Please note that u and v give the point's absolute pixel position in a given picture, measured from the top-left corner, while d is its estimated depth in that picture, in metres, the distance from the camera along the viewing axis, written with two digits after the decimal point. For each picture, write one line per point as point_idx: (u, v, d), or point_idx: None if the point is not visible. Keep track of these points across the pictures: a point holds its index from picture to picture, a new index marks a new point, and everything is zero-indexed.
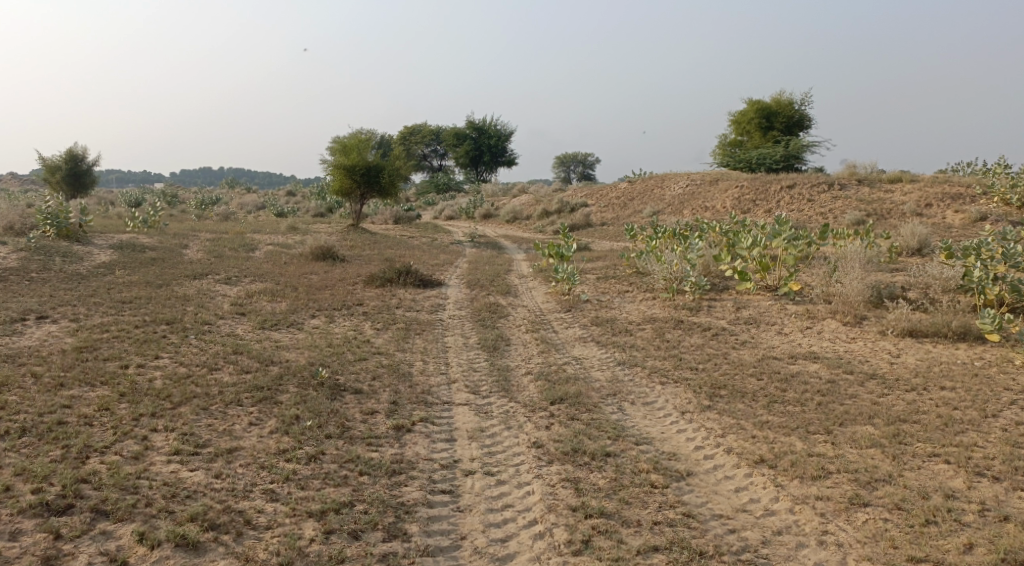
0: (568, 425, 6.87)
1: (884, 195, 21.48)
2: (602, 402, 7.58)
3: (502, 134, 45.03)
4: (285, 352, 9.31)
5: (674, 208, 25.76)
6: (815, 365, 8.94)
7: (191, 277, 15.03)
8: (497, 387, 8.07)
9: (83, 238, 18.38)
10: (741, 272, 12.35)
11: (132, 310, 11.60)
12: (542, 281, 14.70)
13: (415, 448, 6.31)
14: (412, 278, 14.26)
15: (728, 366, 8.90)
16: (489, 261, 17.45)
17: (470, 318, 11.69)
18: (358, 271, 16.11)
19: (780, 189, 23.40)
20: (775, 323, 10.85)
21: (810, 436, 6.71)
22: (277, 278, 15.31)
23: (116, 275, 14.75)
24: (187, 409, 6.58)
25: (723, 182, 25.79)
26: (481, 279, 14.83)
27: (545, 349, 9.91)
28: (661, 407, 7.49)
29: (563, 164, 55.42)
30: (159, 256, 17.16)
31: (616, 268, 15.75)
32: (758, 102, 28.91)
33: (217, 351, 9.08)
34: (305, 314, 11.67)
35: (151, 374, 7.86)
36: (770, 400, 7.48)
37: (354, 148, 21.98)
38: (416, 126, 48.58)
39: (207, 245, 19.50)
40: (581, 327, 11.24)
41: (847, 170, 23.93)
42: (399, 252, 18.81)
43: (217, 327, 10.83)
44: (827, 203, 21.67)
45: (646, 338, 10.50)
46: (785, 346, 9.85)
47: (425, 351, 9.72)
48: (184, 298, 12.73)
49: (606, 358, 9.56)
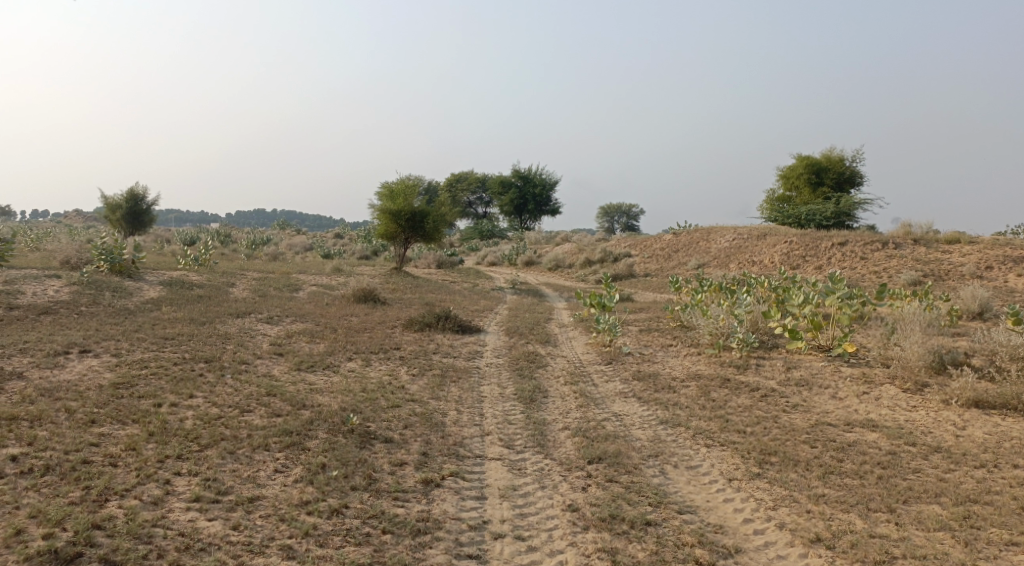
0: (606, 488, 6.49)
1: (941, 255, 20.78)
2: (644, 463, 7.18)
3: (548, 183, 45.12)
4: (319, 395, 9.11)
5: (721, 261, 25.29)
6: (873, 434, 8.43)
7: (234, 315, 15.02)
8: (534, 442, 7.73)
9: (134, 273, 18.61)
10: (792, 330, 11.89)
11: (173, 346, 11.55)
12: (584, 332, 14.37)
13: (443, 506, 5.99)
14: (452, 324, 14.04)
15: (778, 430, 8.44)
16: (530, 309, 17.20)
17: (509, 367, 11.40)
18: (398, 314, 15.97)
19: (832, 246, 22.83)
20: (828, 386, 10.35)
21: (870, 514, 6.24)
22: (318, 318, 15.22)
23: (161, 310, 14.82)
24: (213, 451, 6.37)
25: (772, 237, 25.29)
26: (521, 327, 14.56)
27: (584, 403, 9.54)
28: (707, 472, 7.08)
29: (608, 215, 55.29)
30: (206, 294, 17.25)
31: (660, 321, 15.36)
32: (809, 157, 28.48)
33: (252, 391, 8.91)
34: (342, 357, 11.50)
35: (183, 413, 7.70)
36: (825, 470, 7.02)
37: (401, 193, 22.06)
38: (464, 172, 48.97)
39: (253, 283, 19.60)
40: (623, 381, 10.86)
41: (902, 229, 23.29)
42: (440, 297, 18.68)
43: (254, 366, 10.70)
44: (882, 262, 21.05)
45: (691, 395, 10.07)
46: (839, 412, 9.35)
47: (461, 400, 9.42)
48: (225, 336, 12.67)
49: (648, 415, 9.16)
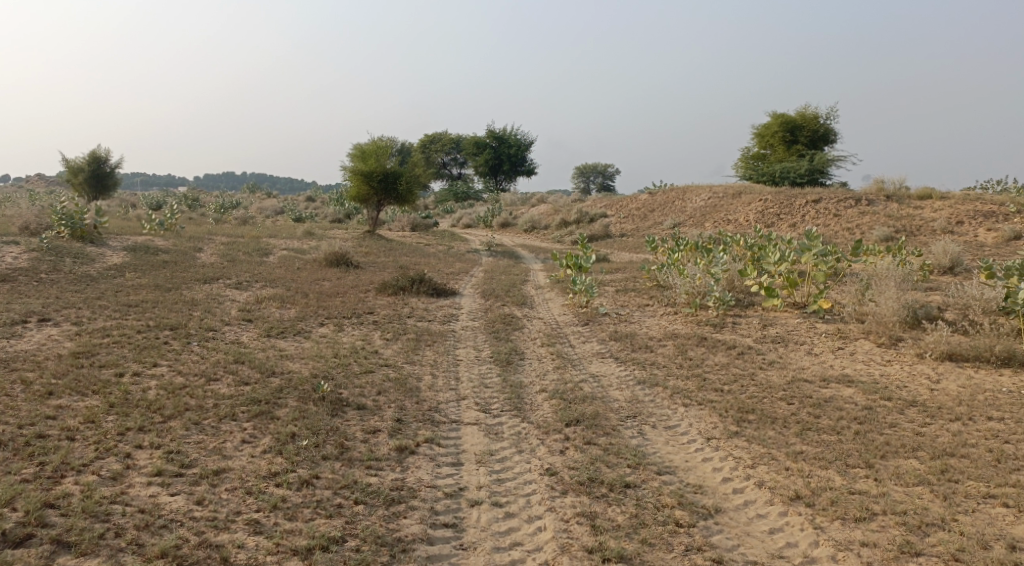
0: (584, 451, 6.38)
1: (913, 211, 20.83)
2: (621, 424, 7.08)
3: (523, 143, 44.67)
4: (289, 362, 8.90)
5: (696, 220, 25.21)
6: (849, 389, 8.39)
7: (201, 280, 14.69)
8: (510, 406, 7.59)
9: (98, 239, 18.13)
10: (768, 288, 11.83)
11: (137, 314, 11.25)
12: (560, 293, 14.24)
13: (418, 474, 5.85)
14: (426, 287, 13.83)
15: (755, 388, 8.38)
16: (505, 270, 17.02)
17: (484, 330, 11.24)
18: (371, 278, 15.72)
19: (806, 203, 22.80)
20: (803, 342, 10.31)
21: (849, 470, 6.18)
22: (289, 283, 14.93)
23: (126, 277, 14.44)
24: (177, 423, 6.16)
25: (746, 195, 25.22)
26: (496, 289, 14.39)
27: (561, 365, 9.43)
28: (685, 432, 6.99)
29: (583, 175, 55.00)
30: (172, 259, 16.85)
31: (636, 281, 15.26)
32: (783, 115, 28.33)
33: (219, 359, 8.68)
34: (314, 322, 11.27)
35: (146, 383, 7.46)
36: (802, 427, 6.95)
37: (373, 154, 21.63)
38: (437, 133, 48.31)
39: (222, 248, 19.21)
40: (600, 341, 10.75)
41: (875, 186, 23.30)
42: (414, 260, 18.42)
43: (221, 334, 10.44)
44: (855, 218, 21.06)
45: (668, 355, 9.99)
46: (816, 368, 9.31)
47: (435, 364, 9.26)
48: (192, 302, 12.37)
49: (625, 376, 9.06)
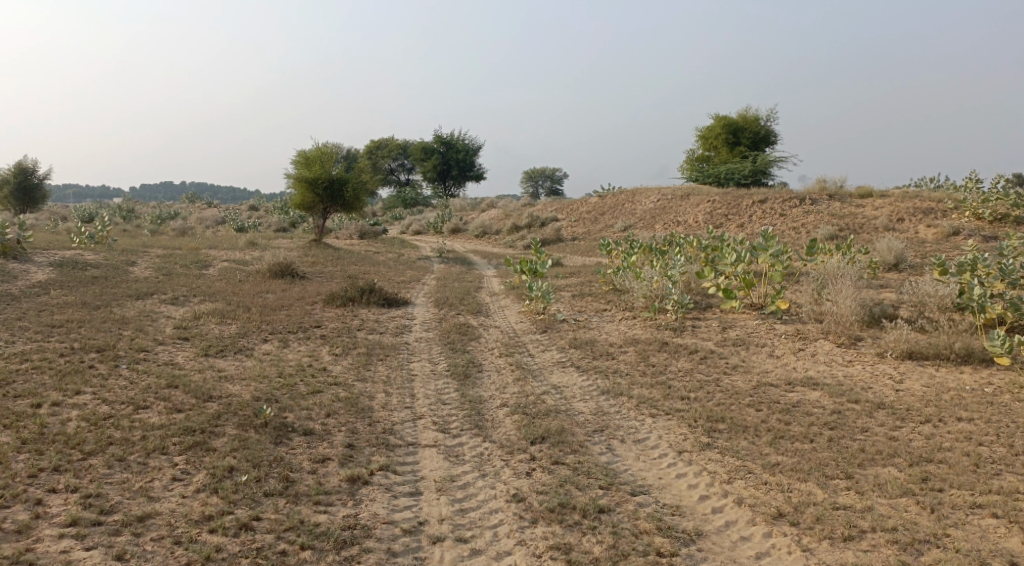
0: (552, 472, 5.91)
1: (855, 209, 20.93)
2: (589, 440, 6.63)
3: (470, 148, 44.21)
4: (229, 384, 8.26)
5: (645, 222, 25.03)
6: (816, 392, 8.05)
7: (134, 296, 13.88)
8: (470, 424, 7.09)
9: (21, 255, 17.11)
10: (726, 290, 11.53)
11: (62, 336, 10.47)
12: (515, 300, 13.79)
13: (372, 508, 5.32)
14: (376, 297, 13.25)
15: (723, 394, 8.02)
16: (458, 277, 16.50)
17: (438, 341, 10.72)
18: (317, 289, 15.07)
19: (753, 203, 22.81)
20: (765, 345, 10.02)
21: (829, 482, 5.81)
22: (229, 297, 14.22)
23: (52, 295, 13.57)
24: (98, 462, 5.52)
25: (695, 197, 25.14)
26: (449, 298, 13.88)
27: (521, 377, 8.97)
28: (654, 444, 6.55)
29: (531, 179, 54.79)
30: (103, 274, 15.95)
31: (591, 285, 14.91)
32: (725, 117, 28.42)
33: (149, 385, 8.05)
34: (256, 339, 10.61)
35: (67, 415, 6.79)
36: (775, 434, 6.56)
37: (317, 160, 20.92)
38: (384, 139, 47.52)
39: (157, 261, 18.31)
40: (560, 350, 10.32)
41: (818, 185, 23.41)
42: (362, 269, 17.79)
43: (154, 355, 9.75)
44: (800, 218, 21.06)
45: (630, 362, 9.61)
46: (780, 371, 9.01)
47: (388, 380, 8.71)
48: (123, 320, 11.61)
49: (588, 386, 8.64)
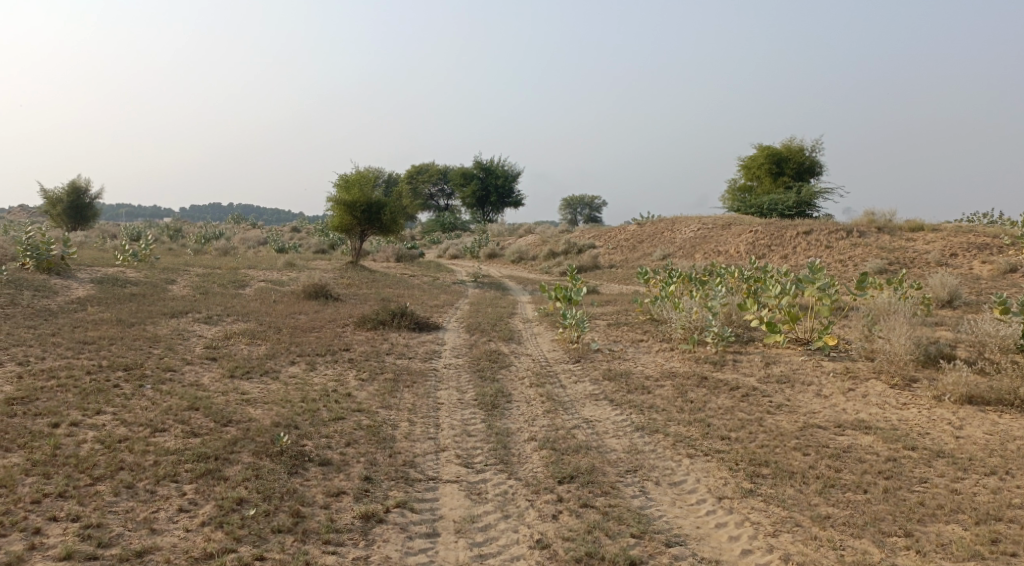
0: (581, 516, 5.54)
1: (905, 243, 20.24)
2: (621, 481, 6.24)
3: (510, 174, 44.15)
4: (251, 407, 8.04)
5: (686, 251, 24.55)
6: (868, 437, 7.56)
7: (169, 314, 13.84)
8: (495, 459, 6.75)
9: (64, 271, 17.25)
10: (769, 324, 11.04)
11: (91, 353, 10.39)
12: (548, 327, 13.45)
13: (385, 551, 5.03)
14: (408, 321, 13.01)
15: (766, 435, 7.57)
16: (492, 303, 16.22)
17: (468, 368, 10.42)
18: (350, 312, 14.91)
19: (797, 234, 22.22)
20: (811, 383, 9.53)
21: (886, 540, 5.35)
22: (262, 317, 14.10)
23: (88, 311, 13.59)
24: (105, 488, 5.32)
25: (737, 226, 24.62)
26: (482, 323, 13.59)
27: (551, 409, 8.60)
28: (691, 488, 6.15)
29: (570, 206, 54.57)
30: (141, 292, 15.99)
31: (627, 314, 14.52)
32: (769, 147, 27.89)
33: (171, 406, 7.86)
34: (284, 361, 10.42)
35: (83, 436, 6.61)
36: (823, 483, 6.10)
37: (356, 183, 20.86)
38: (424, 164, 47.72)
39: (196, 280, 18.37)
40: (593, 381, 9.95)
41: (865, 218, 22.75)
42: (397, 292, 17.61)
43: (180, 376, 9.59)
44: (847, 250, 20.42)
45: (667, 397, 9.19)
46: (828, 412, 8.51)
47: (414, 409, 8.41)
48: (154, 338, 11.51)
49: (621, 421, 8.24)
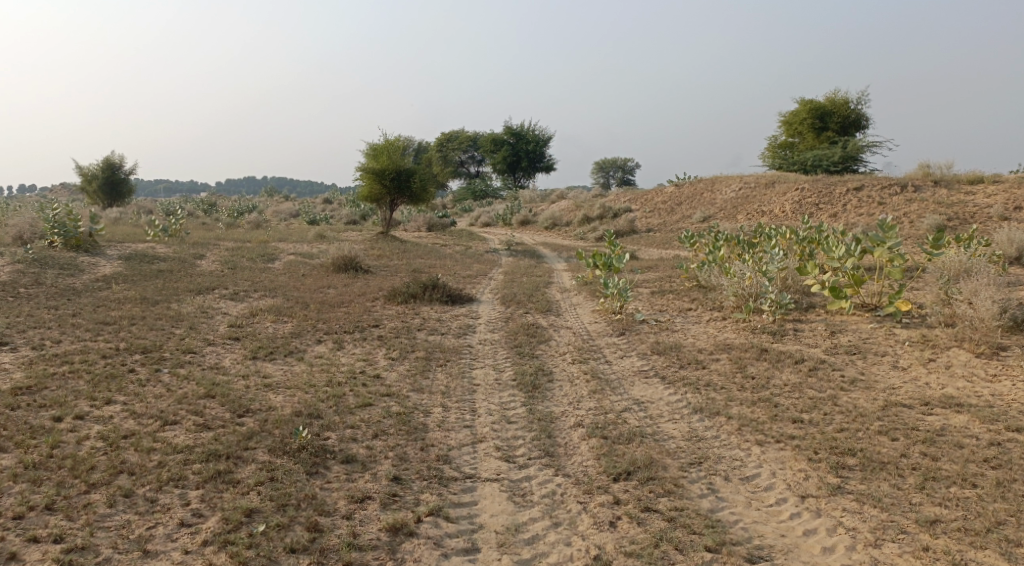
0: (644, 524, 4.88)
1: (964, 197, 18.98)
2: (685, 477, 5.48)
3: (541, 138, 43.04)
4: (272, 394, 7.36)
5: (727, 212, 23.48)
6: (961, 417, 6.70)
7: (196, 290, 13.26)
8: (539, 451, 6.01)
9: (93, 248, 16.78)
10: (834, 289, 10.09)
11: (110, 335, 9.79)
12: (588, 297, 12.65)
13: None
14: (440, 293, 12.28)
15: (844, 418, 6.75)
16: (527, 272, 15.46)
17: (505, 343, 9.69)
18: (380, 285, 14.26)
19: (846, 191, 21.04)
20: (886, 355, 8.65)
21: (1014, 551, 4.66)
22: (290, 292, 13.49)
23: (114, 289, 13.06)
24: (97, 497, 4.78)
25: (781, 185, 23.45)
26: (518, 294, 12.82)
27: (598, 389, 7.83)
28: (766, 484, 5.43)
29: (603, 170, 53.36)
30: (168, 268, 15.45)
31: (673, 281, 13.65)
32: (811, 101, 26.48)
33: (186, 394, 7.21)
34: (310, 339, 9.75)
35: (85, 431, 5.98)
36: (922, 476, 5.37)
37: (384, 151, 20.07)
38: (454, 131, 46.76)
39: (225, 254, 17.80)
40: (641, 356, 9.13)
41: (919, 172, 21.46)
42: (428, 262, 16.93)
43: (201, 357, 8.95)
44: (901, 206, 19.22)
45: (724, 373, 8.36)
46: (911, 389, 7.72)
47: (448, 392, 7.69)
48: (177, 317, 10.90)
49: (676, 401, 7.44)
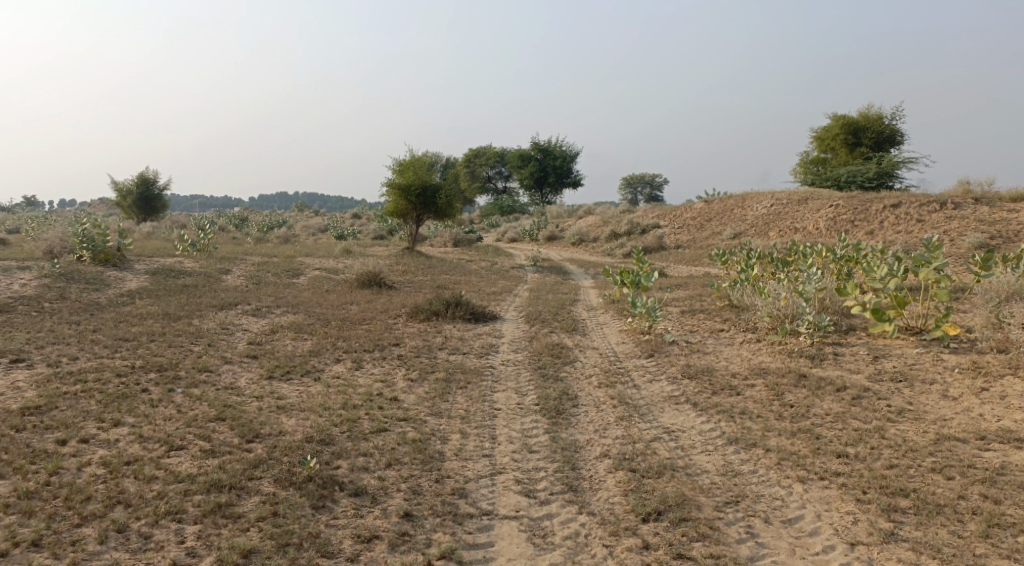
0: None
1: (1008, 215, 18.29)
2: (721, 518, 5.29)
3: (569, 154, 42.71)
4: (285, 417, 7.03)
5: (759, 229, 22.94)
6: (1021, 454, 6.21)
7: (218, 306, 13.03)
8: (562, 485, 5.62)
9: (121, 262, 16.67)
10: (877, 311, 9.56)
11: (127, 352, 9.53)
12: (616, 316, 12.23)
13: None
14: (463, 311, 11.93)
15: (892, 452, 6.30)
16: (553, 289, 15.08)
17: (528, 365, 9.30)
18: (403, 301, 13.96)
19: (884, 208, 20.41)
20: (934, 382, 8.14)
21: None
22: (312, 308, 13.23)
23: (137, 303, 12.88)
24: (89, 532, 4.65)
25: (815, 201, 22.85)
26: (543, 312, 12.44)
27: (625, 416, 7.41)
28: (811, 529, 5.25)
29: (631, 186, 52.92)
30: (193, 283, 15.28)
31: (704, 299, 13.18)
32: (845, 117, 25.86)
33: (196, 416, 6.88)
34: (328, 358, 9.44)
35: (86, 455, 5.57)
36: (985, 523, 5.18)
37: (411, 166, 19.82)
38: (482, 147, 46.60)
39: (251, 269, 17.63)
40: (671, 381, 8.70)
41: (959, 188, 20.79)
42: (453, 278, 16.63)
43: (216, 377, 8.64)
44: (941, 224, 18.59)
45: (760, 401, 7.89)
46: (962, 421, 7.23)
47: (467, 416, 7.33)
48: (197, 333, 10.64)
49: (709, 431, 6.99)
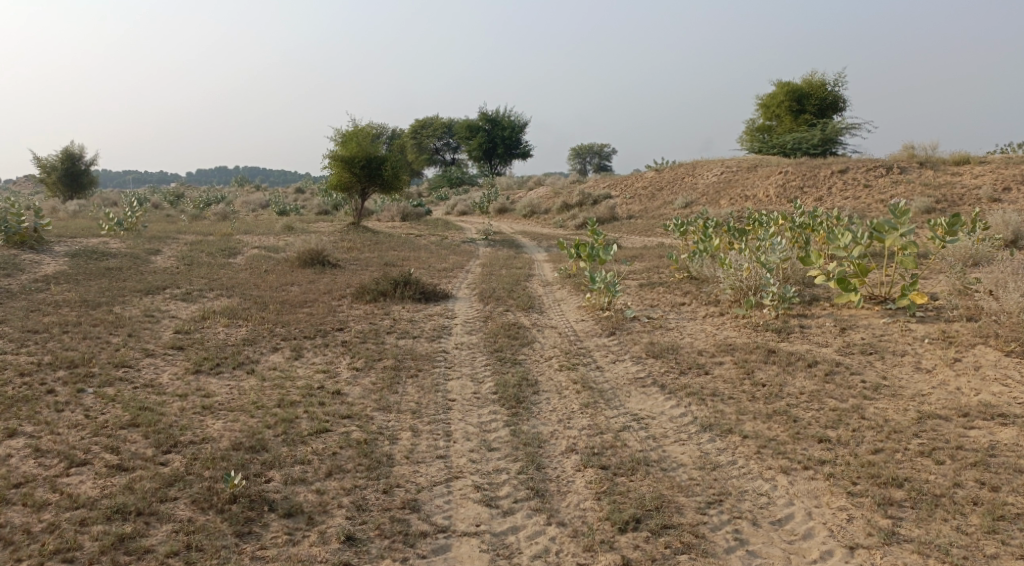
0: None
1: (951, 178, 18.21)
2: (705, 523, 4.76)
3: (517, 124, 41.88)
4: (211, 420, 6.25)
5: (710, 198, 22.55)
6: (1008, 432, 5.78)
7: (144, 291, 12.02)
8: (526, 490, 5.02)
9: (38, 244, 15.43)
10: (842, 280, 9.05)
11: (36, 347, 8.56)
12: (573, 291, 11.64)
13: None
14: (412, 290, 11.20)
15: (876, 434, 5.82)
16: (506, 264, 14.42)
17: (483, 347, 8.66)
18: (348, 280, 13.16)
19: (832, 173, 20.18)
20: (905, 354, 7.73)
21: None
22: (249, 291, 12.34)
23: (54, 290, 11.80)
24: None
25: (764, 168, 22.56)
26: (497, 289, 11.79)
27: (590, 403, 6.81)
28: (803, 531, 4.75)
29: (579, 156, 52.39)
30: (118, 266, 14.18)
31: (663, 272, 12.66)
32: (789, 83, 25.59)
33: (107, 422, 6.05)
34: (264, 348, 8.63)
35: None
36: (989, 516, 4.72)
37: (354, 137, 18.86)
38: (428, 119, 45.46)
39: (183, 249, 16.54)
40: (635, 361, 8.12)
41: (905, 153, 20.68)
42: (400, 255, 15.85)
43: (136, 372, 7.77)
44: (888, 189, 18.43)
45: (731, 380, 7.37)
46: (941, 396, 6.83)
47: (418, 410, 6.65)
48: (117, 322, 9.69)
49: (680, 417, 6.43)
